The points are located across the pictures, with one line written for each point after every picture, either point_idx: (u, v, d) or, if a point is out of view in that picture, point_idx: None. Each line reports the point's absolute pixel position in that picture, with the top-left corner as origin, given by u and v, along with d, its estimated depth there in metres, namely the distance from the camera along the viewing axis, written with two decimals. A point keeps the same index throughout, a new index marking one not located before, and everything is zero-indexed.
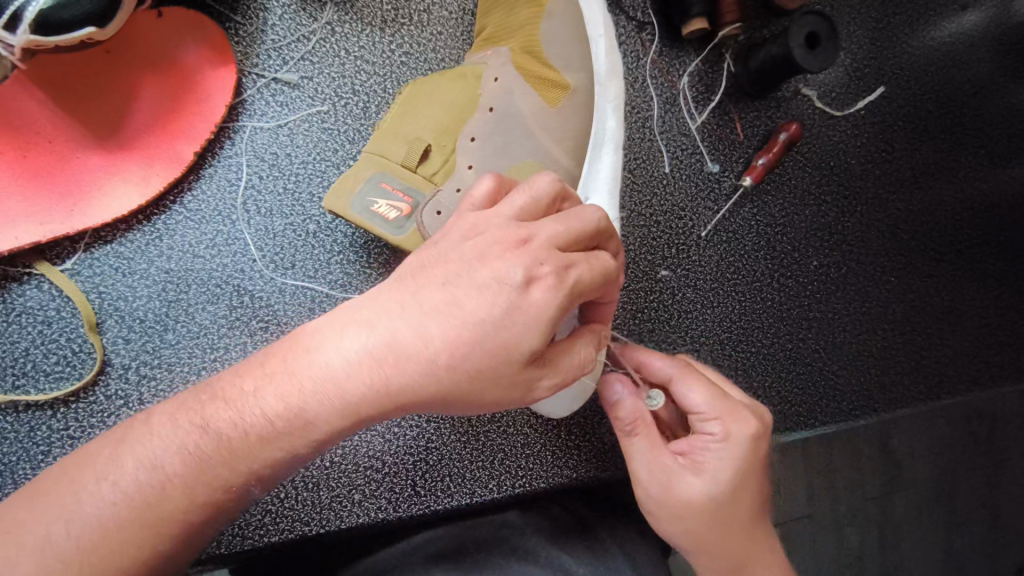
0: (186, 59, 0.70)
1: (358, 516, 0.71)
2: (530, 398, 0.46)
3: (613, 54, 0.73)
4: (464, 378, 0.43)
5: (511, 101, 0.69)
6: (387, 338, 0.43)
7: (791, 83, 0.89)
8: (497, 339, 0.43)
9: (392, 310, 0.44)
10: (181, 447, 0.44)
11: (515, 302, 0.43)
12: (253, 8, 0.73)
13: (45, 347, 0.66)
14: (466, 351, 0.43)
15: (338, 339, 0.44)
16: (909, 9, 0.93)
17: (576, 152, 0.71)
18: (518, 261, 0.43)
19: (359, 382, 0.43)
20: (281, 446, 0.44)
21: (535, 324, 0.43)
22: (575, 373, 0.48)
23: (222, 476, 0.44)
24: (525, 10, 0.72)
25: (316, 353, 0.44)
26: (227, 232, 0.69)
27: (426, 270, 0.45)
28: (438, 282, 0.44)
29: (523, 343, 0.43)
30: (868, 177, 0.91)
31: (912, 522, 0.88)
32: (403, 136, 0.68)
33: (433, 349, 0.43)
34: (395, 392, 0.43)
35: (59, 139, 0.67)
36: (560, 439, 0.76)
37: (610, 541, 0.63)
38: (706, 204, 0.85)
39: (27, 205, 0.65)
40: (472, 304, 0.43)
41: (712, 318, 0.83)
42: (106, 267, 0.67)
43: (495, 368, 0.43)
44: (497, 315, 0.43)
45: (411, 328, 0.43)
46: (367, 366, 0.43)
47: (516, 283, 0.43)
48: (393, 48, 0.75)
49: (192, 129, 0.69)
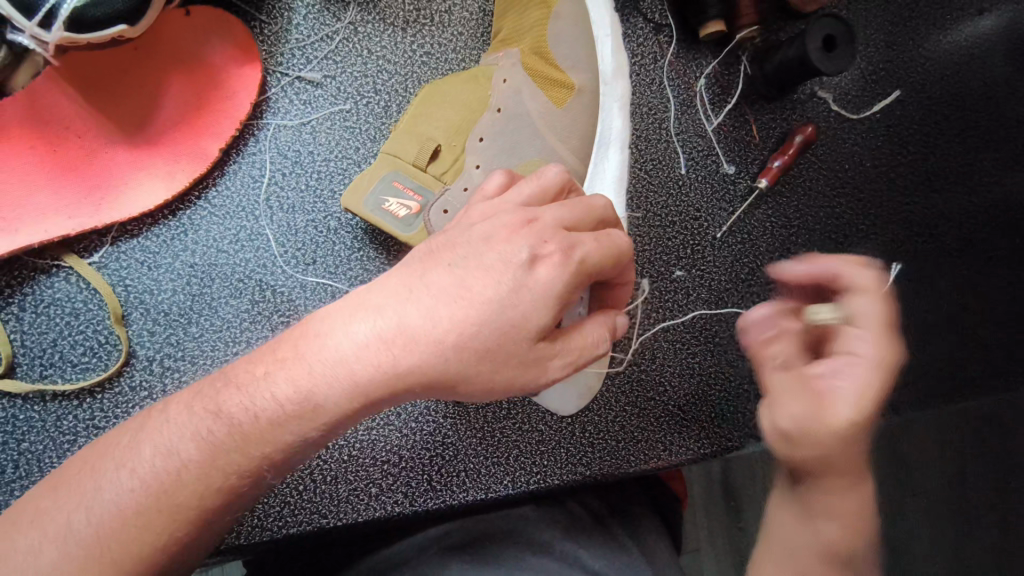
0: (211, 57, 0.71)
1: (374, 510, 0.71)
2: (545, 379, 0.47)
3: (620, 54, 0.75)
4: (474, 357, 0.44)
5: (520, 100, 0.70)
6: (398, 324, 0.44)
7: (807, 86, 0.90)
8: (506, 317, 0.44)
9: (410, 293, 0.45)
10: (196, 431, 0.45)
11: (521, 281, 0.44)
12: (279, 7, 0.74)
13: (71, 339, 0.67)
14: (474, 331, 0.44)
15: (347, 327, 0.45)
16: (922, 14, 0.94)
17: (586, 152, 0.73)
18: (523, 241, 0.45)
19: (368, 362, 0.44)
20: (294, 428, 0.44)
21: (542, 302, 0.44)
22: (584, 354, 0.48)
23: (233, 460, 0.44)
24: (535, 11, 0.72)
25: (335, 334, 0.44)
26: (250, 228, 0.70)
27: (439, 254, 0.46)
28: (452, 266, 0.46)
29: (531, 319, 0.44)
30: (880, 180, 0.91)
31: None
32: (416, 137, 0.69)
33: (436, 331, 0.44)
34: (410, 374, 0.44)
35: (88, 135, 0.68)
36: (574, 437, 0.77)
37: (622, 538, 0.64)
38: (721, 205, 0.85)
39: (56, 199, 0.67)
40: (479, 280, 0.45)
41: (724, 317, 0.84)
42: (132, 261, 0.69)
43: (504, 347, 0.44)
44: (504, 294, 0.44)
45: (423, 314, 0.44)
46: (382, 349, 0.44)
47: (519, 261, 0.45)
48: (415, 47, 0.76)
49: (216, 126, 0.70)
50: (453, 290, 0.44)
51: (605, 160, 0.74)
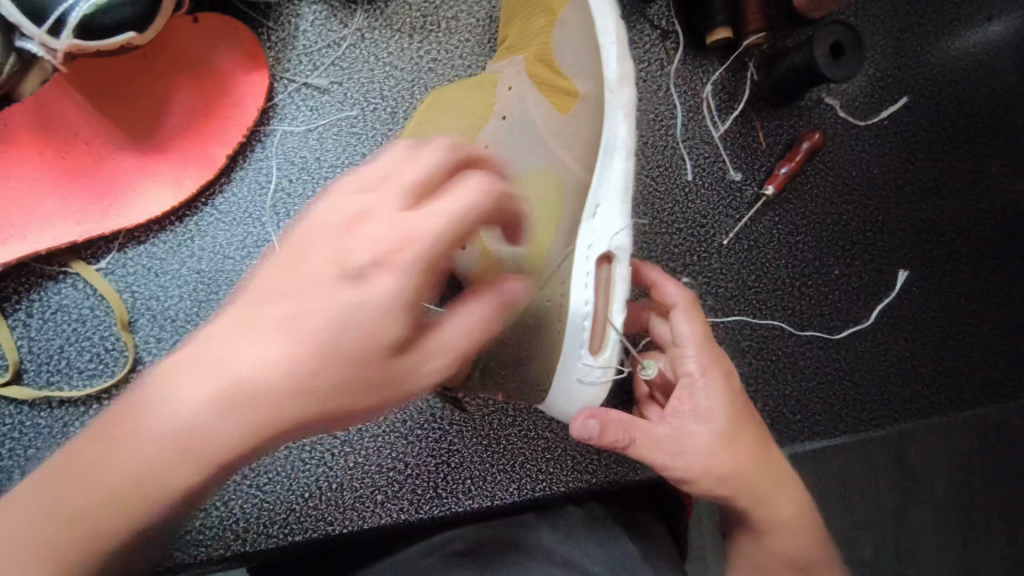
0: (219, 63, 0.71)
1: (379, 517, 0.72)
2: (417, 387, 0.42)
3: (625, 61, 0.70)
4: (333, 390, 0.38)
5: (524, 107, 0.70)
6: (229, 374, 0.37)
7: (814, 92, 0.89)
8: (347, 343, 0.38)
9: (244, 327, 0.38)
10: (39, 520, 0.39)
11: (357, 295, 0.39)
12: (285, 14, 0.73)
13: (78, 345, 0.67)
14: (312, 366, 0.38)
15: (171, 396, 0.37)
16: (932, 19, 0.92)
17: (591, 161, 0.67)
18: (365, 237, 0.40)
19: (207, 413, 0.37)
20: (150, 505, 0.38)
21: (388, 315, 0.39)
22: (462, 347, 0.43)
23: (99, 543, 0.39)
24: (541, 19, 0.72)
25: (174, 389, 0.38)
26: (257, 233, 0.70)
27: (269, 285, 0.40)
28: (281, 293, 0.39)
29: (379, 336, 0.39)
30: (889, 187, 0.91)
31: (929, 535, 0.90)
32: (421, 143, 0.69)
33: (274, 370, 0.37)
34: (261, 418, 0.37)
35: (96, 142, 0.68)
36: (581, 444, 0.77)
37: (625, 546, 0.64)
38: (728, 211, 0.85)
39: (65, 206, 0.67)
40: (321, 303, 0.39)
41: (732, 326, 0.84)
42: (139, 267, 0.69)
43: (352, 375, 0.39)
44: (337, 318, 0.39)
45: (252, 359, 0.37)
46: (216, 401, 0.37)
47: (352, 266, 0.40)
48: (421, 54, 0.76)
49: (224, 133, 0.70)
50: (288, 324, 0.38)
51: (610, 167, 0.67)
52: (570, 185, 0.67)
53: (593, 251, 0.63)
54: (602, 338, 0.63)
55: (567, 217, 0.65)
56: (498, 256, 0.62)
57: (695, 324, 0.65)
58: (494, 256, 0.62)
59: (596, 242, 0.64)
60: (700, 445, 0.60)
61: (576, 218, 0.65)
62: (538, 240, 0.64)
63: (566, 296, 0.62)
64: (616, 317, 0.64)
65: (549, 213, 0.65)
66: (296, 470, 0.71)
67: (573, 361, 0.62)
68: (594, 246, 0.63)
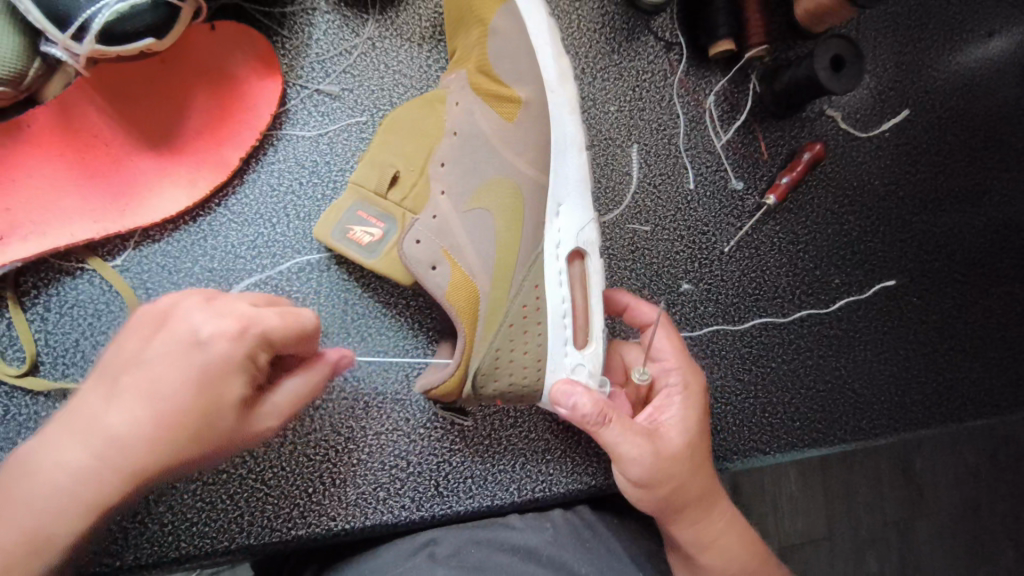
0: (234, 68, 0.73)
1: (382, 514, 0.73)
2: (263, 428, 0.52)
3: (562, 60, 0.70)
4: (187, 434, 0.46)
5: (472, 121, 0.69)
6: (99, 435, 0.46)
7: (816, 104, 0.90)
8: (200, 399, 0.47)
9: (101, 397, 0.47)
10: None
11: (208, 361, 0.46)
12: (300, 23, 0.76)
13: (93, 339, 0.69)
14: (171, 424, 0.46)
15: (63, 446, 0.46)
16: (935, 33, 0.93)
17: (545, 162, 0.68)
18: (205, 317, 0.47)
19: (79, 487, 0.45)
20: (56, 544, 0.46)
21: (235, 378, 0.48)
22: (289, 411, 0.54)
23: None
24: (475, 30, 0.70)
25: (46, 449, 0.46)
26: (267, 234, 0.73)
27: (120, 361, 0.47)
28: (141, 365, 0.46)
29: (228, 392, 0.48)
30: (891, 198, 0.92)
31: (937, 553, 0.89)
32: (377, 165, 0.71)
33: (121, 441, 0.45)
34: (130, 468, 0.46)
35: (115, 143, 0.70)
36: (581, 447, 0.79)
37: (612, 542, 0.67)
38: (729, 220, 0.87)
39: (83, 205, 0.69)
40: (171, 389, 0.46)
41: (733, 333, 0.86)
42: (154, 265, 0.71)
43: (203, 424, 0.47)
44: (189, 381, 0.46)
45: (118, 421, 0.45)
46: (96, 467, 0.45)
47: (200, 342, 0.46)
48: (430, 63, 0.78)
49: (238, 135, 0.72)
50: (146, 397, 0.46)
51: (565, 164, 0.69)
52: (527, 190, 0.67)
53: (562, 250, 0.67)
54: (586, 330, 0.65)
55: (531, 220, 0.66)
56: (472, 272, 0.64)
57: (673, 340, 0.70)
58: (466, 273, 0.64)
59: (564, 240, 0.67)
60: (671, 446, 0.61)
61: (541, 219, 0.67)
62: (505, 250, 0.65)
63: (541, 299, 0.65)
64: (594, 303, 0.66)
65: (514, 219, 0.66)
66: (300, 466, 0.72)
67: (560, 358, 0.64)
68: (562, 244, 0.67)
